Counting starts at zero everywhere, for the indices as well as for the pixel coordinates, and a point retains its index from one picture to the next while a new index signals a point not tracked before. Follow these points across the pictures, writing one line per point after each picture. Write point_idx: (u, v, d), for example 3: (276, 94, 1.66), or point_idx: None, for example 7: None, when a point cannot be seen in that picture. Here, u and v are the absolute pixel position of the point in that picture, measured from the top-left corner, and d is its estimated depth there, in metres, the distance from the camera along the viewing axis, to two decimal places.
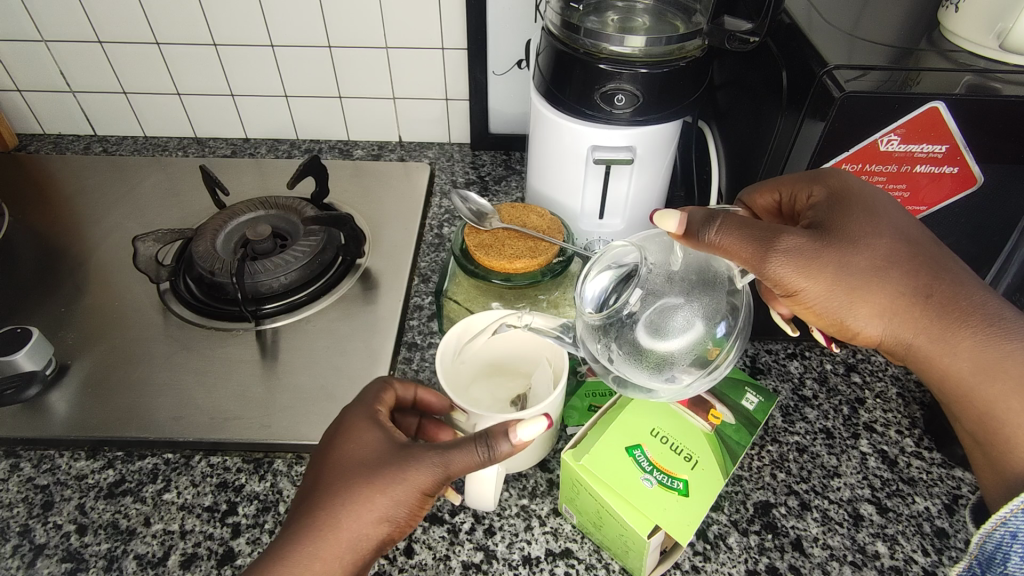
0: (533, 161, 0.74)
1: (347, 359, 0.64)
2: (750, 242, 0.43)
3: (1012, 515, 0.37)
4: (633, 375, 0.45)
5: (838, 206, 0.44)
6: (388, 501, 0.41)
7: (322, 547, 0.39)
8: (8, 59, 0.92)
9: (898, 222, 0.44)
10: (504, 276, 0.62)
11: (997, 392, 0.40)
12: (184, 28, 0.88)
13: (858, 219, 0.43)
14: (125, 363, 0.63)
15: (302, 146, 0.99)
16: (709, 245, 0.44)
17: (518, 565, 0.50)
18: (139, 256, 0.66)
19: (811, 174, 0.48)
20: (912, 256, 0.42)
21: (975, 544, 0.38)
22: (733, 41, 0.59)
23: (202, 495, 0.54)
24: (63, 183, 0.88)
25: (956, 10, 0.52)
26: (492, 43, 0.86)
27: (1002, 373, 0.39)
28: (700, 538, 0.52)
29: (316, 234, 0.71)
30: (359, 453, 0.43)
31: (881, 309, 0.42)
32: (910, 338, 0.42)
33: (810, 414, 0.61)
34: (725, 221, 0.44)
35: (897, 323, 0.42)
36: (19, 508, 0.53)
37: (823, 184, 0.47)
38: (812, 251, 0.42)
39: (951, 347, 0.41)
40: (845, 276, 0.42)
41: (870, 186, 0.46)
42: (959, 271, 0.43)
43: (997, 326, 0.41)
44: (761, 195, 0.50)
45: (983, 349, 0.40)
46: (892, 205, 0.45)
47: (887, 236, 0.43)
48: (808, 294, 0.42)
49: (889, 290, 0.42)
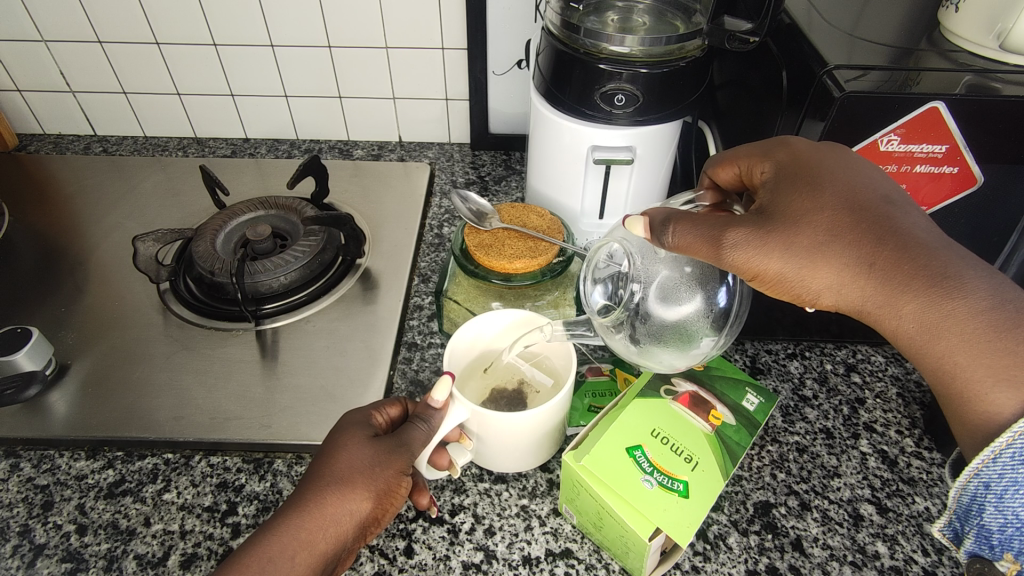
0: (533, 161, 0.74)
1: (347, 359, 0.64)
2: (697, 237, 0.42)
3: (985, 465, 0.36)
4: (660, 356, 0.48)
5: (785, 182, 0.43)
6: (371, 481, 0.44)
7: (307, 520, 0.42)
8: (8, 59, 0.92)
9: (843, 186, 0.41)
10: (504, 276, 0.62)
11: (946, 347, 0.37)
12: (184, 27, 0.88)
13: (801, 193, 0.42)
14: (125, 363, 0.63)
15: (302, 146, 0.99)
16: (667, 245, 0.44)
17: (518, 565, 0.50)
18: (139, 255, 0.66)
19: (767, 147, 0.47)
20: (856, 222, 0.39)
21: (953, 497, 0.39)
22: (733, 41, 0.59)
23: (202, 495, 0.54)
24: (63, 183, 0.88)
25: (956, 10, 0.52)
26: (492, 42, 0.86)
27: (947, 333, 0.36)
28: (700, 538, 0.52)
29: (316, 234, 0.71)
30: (349, 440, 0.46)
31: (834, 284, 0.40)
32: (861, 304, 0.39)
33: (810, 414, 0.61)
34: (675, 220, 0.43)
35: (847, 293, 0.40)
36: (19, 508, 0.53)
37: (773, 158, 0.45)
38: (758, 237, 0.41)
39: (898, 310, 0.38)
40: (789, 259, 0.40)
41: (822, 154, 0.44)
42: (909, 226, 0.39)
43: (944, 283, 0.37)
44: (722, 169, 0.49)
45: (929, 310, 0.37)
46: (839, 169, 0.42)
47: (830, 205, 0.40)
48: (759, 280, 0.41)
49: (833, 262, 0.39)
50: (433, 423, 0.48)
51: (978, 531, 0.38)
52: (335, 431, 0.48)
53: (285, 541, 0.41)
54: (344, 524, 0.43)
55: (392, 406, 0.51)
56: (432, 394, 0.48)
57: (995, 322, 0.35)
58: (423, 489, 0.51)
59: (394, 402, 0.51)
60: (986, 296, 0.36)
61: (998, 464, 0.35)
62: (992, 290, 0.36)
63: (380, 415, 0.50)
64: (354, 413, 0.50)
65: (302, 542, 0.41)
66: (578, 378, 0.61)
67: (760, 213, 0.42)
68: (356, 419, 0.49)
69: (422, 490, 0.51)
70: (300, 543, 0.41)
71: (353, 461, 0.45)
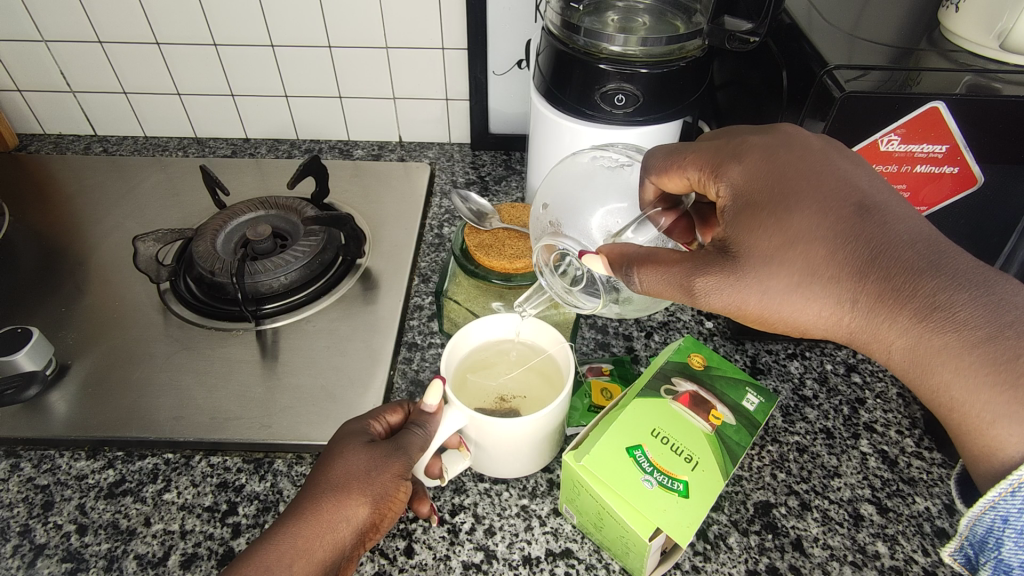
0: (533, 161, 0.74)
1: (347, 359, 0.64)
2: (667, 284, 0.41)
3: (1002, 497, 0.32)
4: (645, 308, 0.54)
5: (747, 207, 0.41)
6: (367, 486, 0.44)
7: (305, 529, 0.42)
8: (8, 59, 0.92)
9: (810, 209, 0.38)
10: (504, 276, 0.61)
11: (943, 379, 0.34)
12: (184, 27, 0.88)
13: (766, 225, 0.39)
14: (124, 364, 0.63)
15: (302, 146, 0.99)
16: (638, 289, 0.44)
17: (518, 565, 0.50)
18: (139, 255, 0.66)
19: (723, 156, 0.44)
20: (831, 255, 0.37)
21: (965, 526, 0.35)
22: (733, 41, 0.59)
23: (202, 495, 0.54)
24: (63, 183, 0.88)
25: (956, 9, 0.52)
26: (491, 42, 0.86)
27: (941, 369, 0.34)
28: (700, 538, 0.52)
29: (316, 234, 0.70)
30: (346, 448, 0.46)
31: (820, 319, 0.39)
32: (852, 335, 0.38)
33: (810, 414, 0.61)
34: (640, 270, 0.43)
35: (832, 325, 0.38)
36: (19, 508, 0.53)
37: (730, 176, 0.43)
38: (727, 285, 0.39)
39: (887, 344, 0.36)
40: (765, 302, 0.39)
41: (788, 166, 0.41)
42: (890, 245, 0.36)
43: (935, 316, 0.34)
44: (669, 178, 0.47)
45: (918, 345, 0.35)
46: (806, 186, 0.39)
47: (799, 238, 0.38)
48: (743, 318, 0.41)
49: (810, 299, 0.38)
50: (430, 428, 0.48)
51: (996, 564, 0.34)
52: (334, 440, 0.48)
53: (281, 549, 0.41)
54: (341, 531, 0.43)
55: (392, 413, 0.51)
56: (424, 398, 0.48)
57: (989, 358, 0.32)
58: (423, 497, 0.51)
59: (394, 409, 0.51)
60: (979, 325, 0.33)
61: (1017, 498, 0.32)
62: (989, 317, 0.33)
63: (378, 423, 0.50)
64: (352, 423, 0.50)
65: (298, 550, 0.41)
66: (577, 378, 0.62)
67: (726, 250, 0.41)
68: (357, 428, 0.49)
69: (422, 498, 0.51)
70: (296, 552, 0.41)
71: (349, 468, 0.45)
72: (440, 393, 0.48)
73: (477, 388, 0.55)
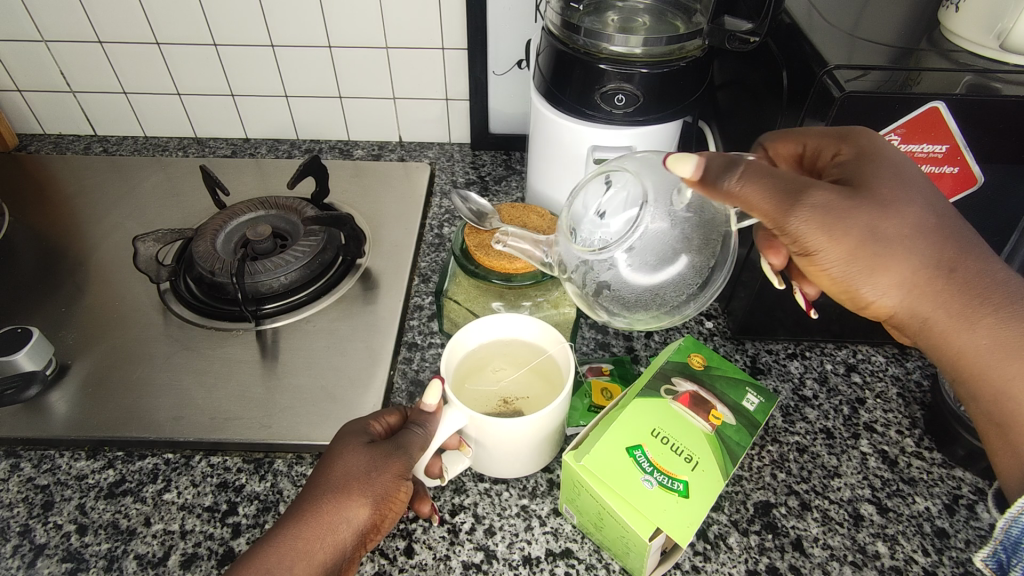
0: (533, 161, 0.74)
1: (347, 359, 0.64)
2: (773, 195, 0.38)
3: None
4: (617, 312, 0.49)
5: (864, 165, 0.41)
6: (367, 487, 0.44)
7: (306, 530, 0.42)
8: (8, 59, 0.92)
9: (922, 188, 0.40)
10: (504, 276, 0.61)
11: (1009, 373, 0.38)
12: (184, 27, 0.88)
13: (885, 181, 0.40)
14: (124, 364, 0.63)
15: (302, 146, 0.99)
16: (728, 195, 0.39)
17: (518, 565, 0.50)
18: (139, 255, 0.66)
19: (840, 130, 0.44)
20: (940, 227, 0.39)
21: (1000, 528, 0.37)
22: (733, 41, 0.59)
23: (202, 495, 0.54)
24: (63, 183, 0.88)
25: (956, 10, 0.52)
26: (491, 42, 0.86)
27: (1013, 359, 0.38)
28: (700, 538, 0.52)
29: (316, 234, 0.70)
30: (346, 449, 0.46)
31: (901, 281, 0.39)
32: (926, 314, 0.40)
33: (810, 414, 0.61)
34: (747, 172, 0.38)
35: (902, 299, 0.40)
36: (19, 508, 0.53)
37: (851, 143, 0.43)
38: (837, 213, 0.38)
39: (963, 325, 0.39)
40: (870, 241, 0.38)
41: (896, 152, 0.43)
42: (980, 245, 0.40)
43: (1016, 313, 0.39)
44: (783, 143, 0.47)
45: (1001, 333, 0.39)
46: (915, 169, 0.41)
47: (915, 202, 0.39)
48: (827, 256, 0.39)
49: (908, 260, 0.39)
50: (430, 428, 0.48)
51: None
52: (335, 441, 0.48)
53: (282, 550, 0.41)
54: (341, 532, 0.43)
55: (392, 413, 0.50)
56: (424, 399, 0.48)
57: None
58: (423, 497, 0.51)
59: (394, 409, 0.51)
60: None
61: None
62: None
63: (378, 424, 0.49)
64: (352, 424, 0.49)
65: (299, 551, 0.41)
66: (577, 378, 0.62)
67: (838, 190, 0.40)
68: (357, 429, 0.49)
69: (423, 498, 0.51)
70: (298, 553, 0.41)
71: (349, 469, 0.45)
72: (440, 392, 0.48)
73: (476, 393, 0.55)
